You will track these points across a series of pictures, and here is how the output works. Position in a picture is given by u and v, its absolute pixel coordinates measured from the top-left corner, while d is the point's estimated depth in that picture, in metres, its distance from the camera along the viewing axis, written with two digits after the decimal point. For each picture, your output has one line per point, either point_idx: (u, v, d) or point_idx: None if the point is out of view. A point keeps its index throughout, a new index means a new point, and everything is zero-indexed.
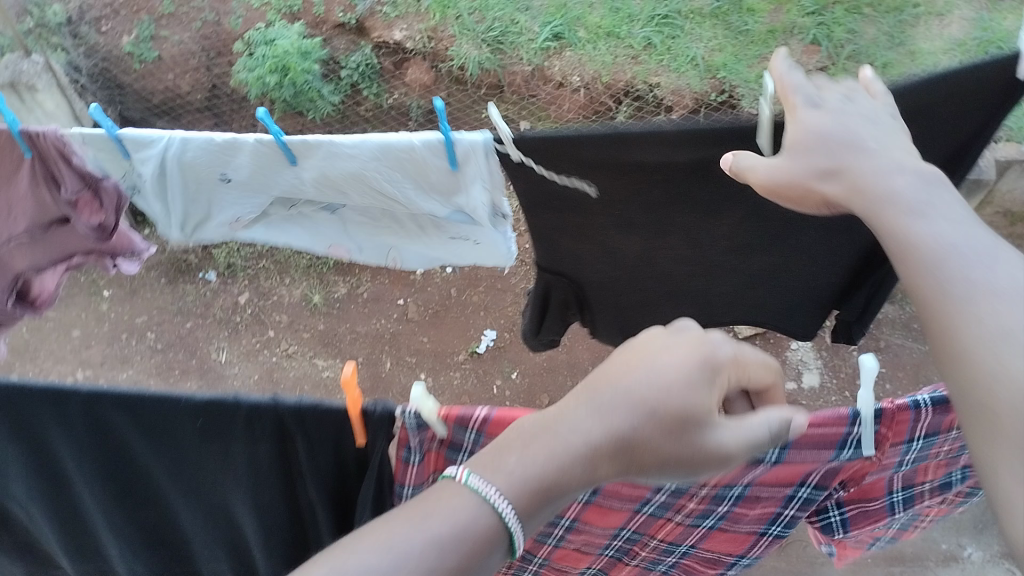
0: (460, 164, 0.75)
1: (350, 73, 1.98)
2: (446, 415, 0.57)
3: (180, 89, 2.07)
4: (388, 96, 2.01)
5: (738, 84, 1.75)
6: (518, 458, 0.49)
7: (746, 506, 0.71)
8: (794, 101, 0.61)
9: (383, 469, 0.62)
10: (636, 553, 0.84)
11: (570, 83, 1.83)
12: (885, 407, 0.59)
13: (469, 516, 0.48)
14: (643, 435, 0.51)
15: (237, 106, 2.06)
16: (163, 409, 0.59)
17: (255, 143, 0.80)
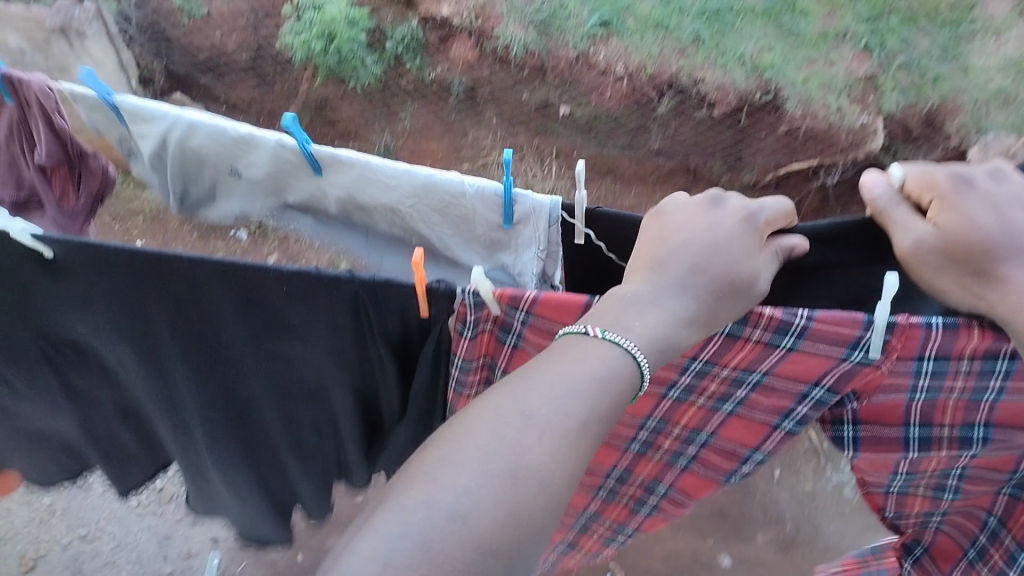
0: (515, 221, 0.65)
1: (395, 45, 1.98)
2: (501, 296, 0.53)
3: (226, 47, 2.07)
4: (431, 70, 1.99)
5: (784, 85, 1.74)
6: (642, 320, 0.48)
7: (763, 394, 0.65)
8: (942, 186, 0.52)
9: (438, 338, 0.58)
10: (657, 445, 0.78)
11: (614, 71, 1.81)
12: (897, 320, 0.53)
13: (608, 366, 0.48)
14: (700, 294, 0.49)
15: (280, 69, 2.08)
16: (253, 274, 0.57)
17: (276, 145, 0.66)
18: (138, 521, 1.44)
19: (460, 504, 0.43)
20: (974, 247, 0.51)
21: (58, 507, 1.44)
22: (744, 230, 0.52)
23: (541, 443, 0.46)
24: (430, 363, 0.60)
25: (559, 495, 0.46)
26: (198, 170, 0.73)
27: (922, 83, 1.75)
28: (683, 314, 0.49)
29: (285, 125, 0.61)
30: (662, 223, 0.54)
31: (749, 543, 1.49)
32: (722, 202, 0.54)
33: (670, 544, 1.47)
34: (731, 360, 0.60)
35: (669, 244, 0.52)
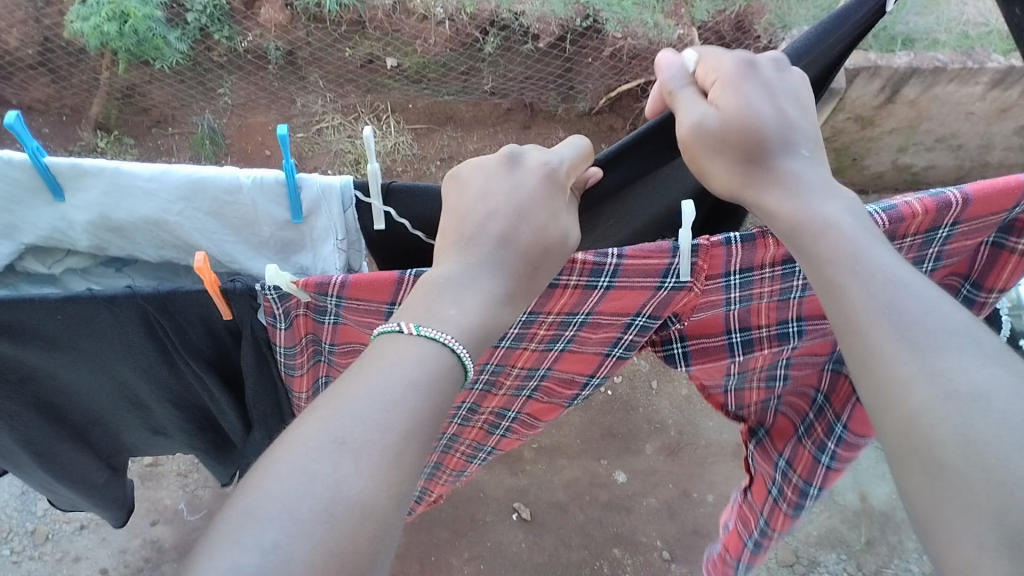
0: (303, 215, 0.63)
1: (197, 17, 1.83)
2: (304, 285, 0.54)
3: (6, 44, 1.86)
4: (242, 39, 1.87)
5: (601, 8, 1.76)
6: (456, 307, 0.49)
7: (590, 330, 0.69)
8: (718, 72, 0.56)
9: (255, 335, 0.60)
10: (502, 385, 0.78)
11: (434, 15, 1.77)
12: (701, 243, 0.58)
13: (423, 358, 0.47)
14: (510, 267, 0.52)
15: (74, 60, 1.90)
16: (23, 310, 0.56)
17: (4, 164, 0.60)
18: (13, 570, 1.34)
19: (269, 559, 0.37)
20: (754, 130, 0.53)
21: None
22: (547, 188, 0.54)
23: (360, 466, 0.41)
24: (256, 360, 0.63)
25: (392, 520, 0.41)
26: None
27: None
28: (496, 294, 0.51)
29: (9, 127, 0.53)
30: (469, 184, 0.55)
31: (639, 457, 1.56)
32: (519, 158, 0.55)
33: (568, 473, 1.52)
34: (554, 308, 0.64)
35: (473, 209, 0.53)
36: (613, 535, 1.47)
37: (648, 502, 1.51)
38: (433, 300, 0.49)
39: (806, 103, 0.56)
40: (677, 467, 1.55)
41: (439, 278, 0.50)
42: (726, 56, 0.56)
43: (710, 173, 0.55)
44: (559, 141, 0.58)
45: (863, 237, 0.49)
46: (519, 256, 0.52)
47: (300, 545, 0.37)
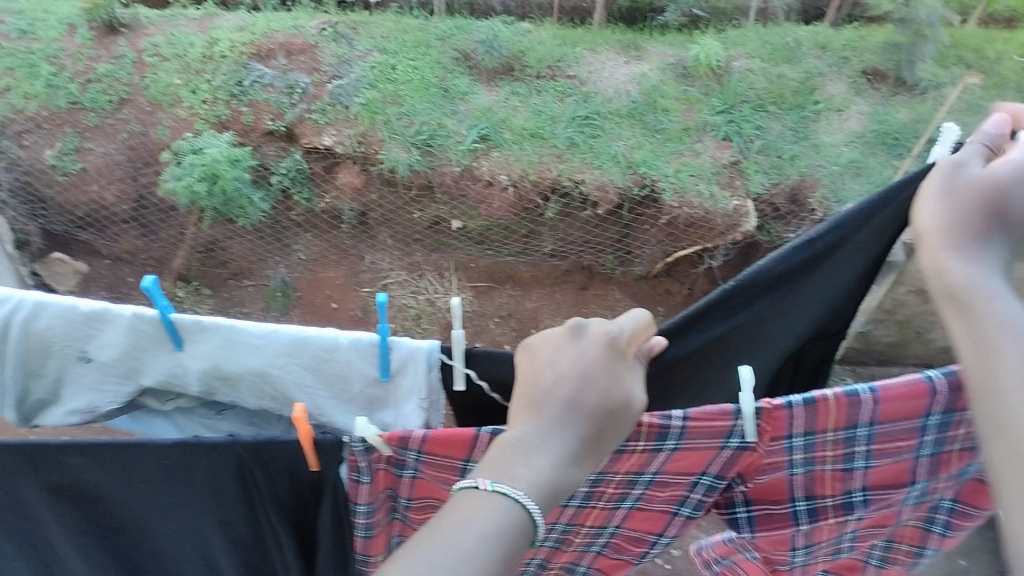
0: (393, 373, 0.65)
1: (281, 179, 1.98)
2: (388, 438, 0.59)
3: (105, 200, 2.02)
4: (320, 201, 2.01)
5: (658, 178, 1.84)
6: (529, 467, 0.50)
7: (658, 488, 0.70)
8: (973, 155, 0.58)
9: (336, 492, 0.61)
10: (551, 570, 0.81)
11: (499, 182, 1.87)
12: (764, 405, 0.61)
13: (495, 517, 0.48)
14: (582, 430, 0.52)
15: (165, 216, 2.05)
16: (133, 453, 0.59)
17: (131, 318, 0.65)
18: None
19: None
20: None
21: None
22: (608, 354, 0.55)
23: None
24: (332, 522, 0.63)
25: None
26: (43, 357, 0.68)
27: (781, 162, 1.88)
28: (565, 454, 0.51)
29: (145, 288, 0.60)
30: (542, 350, 0.55)
31: None
32: (582, 330, 0.56)
33: None
34: (623, 467, 0.65)
35: (547, 379, 0.53)
36: None
37: None
38: (512, 458, 0.50)
39: None
40: None
41: (510, 440, 0.51)
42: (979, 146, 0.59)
43: (926, 212, 0.56)
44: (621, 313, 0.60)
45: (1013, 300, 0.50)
46: (589, 421, 0.52)
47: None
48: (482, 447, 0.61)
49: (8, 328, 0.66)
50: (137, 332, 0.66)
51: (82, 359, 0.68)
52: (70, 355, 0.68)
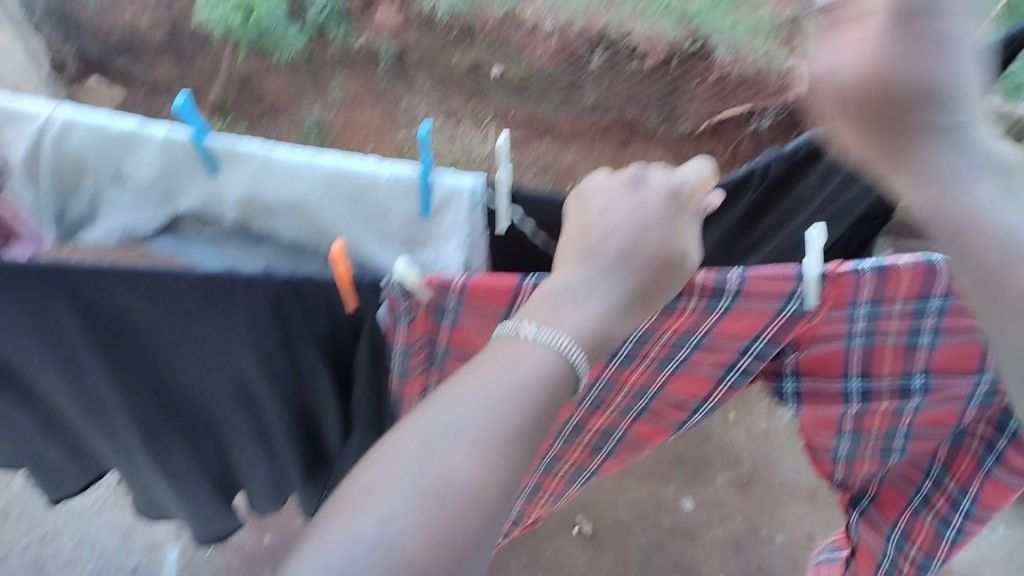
0: (433, 208, 0.64)
1: (317, 14, 1.94)
2: (428, 283, 0.57)
3: (139, 25, 1.98)
4: (357, 38, 1.99)
5: (713, 33, 1.74)
6: (572, 316, 0.54)
7: (705, 352, 0.69)
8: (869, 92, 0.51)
9: (373, 333, 0.63)
10: (584, 436, 0.88)
11: (544, 28, 1.79)
12: (830, 271, 0.57)
13: (537, 362, 0.53)
14: (629, 280, 0.55)
15: (199, 47, 2.00)
16: (165, 287, 0.58)
17: (165, 142, 0.64)
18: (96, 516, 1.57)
19: (384, 532, 0.47)
20: (894, 91, 0.47)
21: (12, 509, 1.57)
22: (667, 210, 0.57)
23: (464, 455, 0.50)
24: (370, 358, 0.65)
25: (494, 514, 0.50)
26: (78, 176, 0.67)
27: None
28: (611, 302, 0.55)
29: (177, 106, 0.58)
30: (601, 196, 0.58)
31: (710, 486, 1.68)
32: (642, 183, 0.58)
33: (637, 492, 1.66)
34: (671, 328, 0.65)
35: (602, 229, 0.57)
36: (675, 561, 1.60)
37: (714, 533, 1.63)
38: (564, 308, 0.54)
39: None
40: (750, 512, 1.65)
41: (559, 287, 0.55)
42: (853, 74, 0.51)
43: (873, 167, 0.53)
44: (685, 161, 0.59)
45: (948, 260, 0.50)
46: (641, 271, 0.55)
47: (413, 535, 0.47)
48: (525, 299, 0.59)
49: (41, 145, 0.65)
50: (171, 156, 0.65)
51: (117, 180, 0.67)
52: (104, 177, 0.67)
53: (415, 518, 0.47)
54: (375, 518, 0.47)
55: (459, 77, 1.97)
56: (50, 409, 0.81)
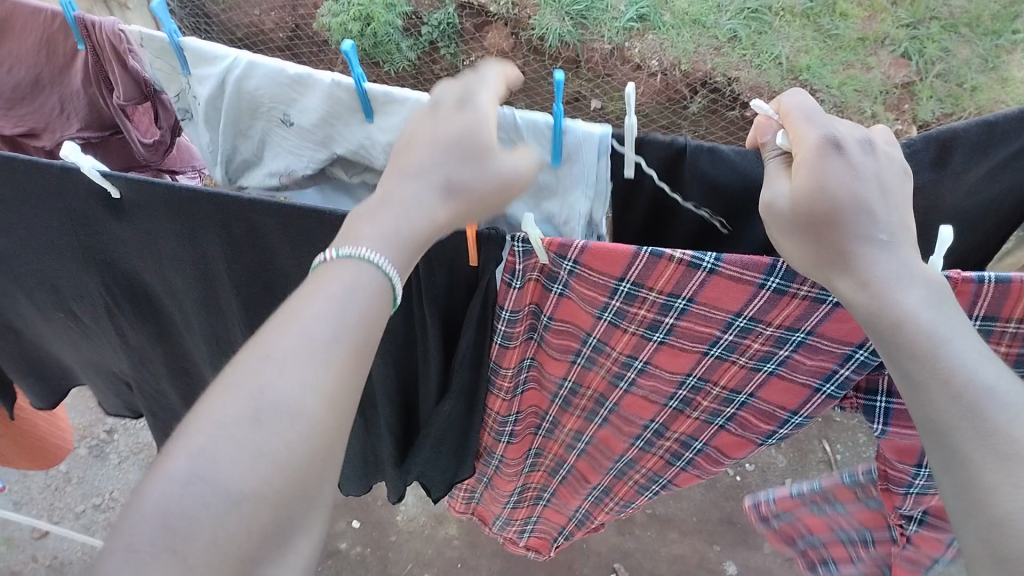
0: (562, 159, 0.61)
1: (431, 31, 1.95)
2: (549, 244, 0.56)
3: (264, 25, 2.10)
4: (465, 58, 1.97)
5: (819, 88, 1.73)
6: (373, 226, 0.48)
7: (806, 355, 0.65)
8: (807, 136, 0.51)
9: (487, 293, 0.63)
10: (660, 446, 0.87)
11: (648, 66, 1.79)
12: (951, 276, 0.51)
13: (359, 276, 0.46)
14: (429, 173, 0.50)
15: (316, 50, 2.08)
16: (310, 222, 0.60)
17: (330, 85, 0.63)
18: None
19: (197, 465, 0.39)
20: (828, 208, 0.49)
21: (74, 475, 1.74)
22: (457, 107, 0.52)
23: (292, 379, 0.42)
24: (478, 317, 0.65)
25: (334, 435, 0.42)
26: (252, 115, 0.70)
27: (959, 92, 1.72)
28: (416, 197, 0.50)
29: (344, 51, 0.56)
30: (424, 118, 0.53)
31: (756, 553, 1.65)
32: (471, 102, 0.52)
33: (676, 548, 1.65)
34: (777, 319, 0.61)
35: (413, 147, 0.51)
36: None
37: None
38: (358, 221, 0.49)
39: (871, 176, 0.50)
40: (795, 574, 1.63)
41: (360, 208, 0.50)
42: (819, 123, 0.51)
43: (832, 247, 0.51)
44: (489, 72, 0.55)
45: (941, 332, 0.46)
46: (439, 163, 0.50)
47: (230, 465, 0.39)
48: (640, 265, 0.57)
49: (225, 85, 0.67)
50: (334, 97, 0.64)
51: (285, 122, 0.69)
52: (276, 119, 0.70)
53: (230, 450, 0.39)
54: (183, 459, 0.39)
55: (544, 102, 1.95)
56: (179, 346, 0.87)
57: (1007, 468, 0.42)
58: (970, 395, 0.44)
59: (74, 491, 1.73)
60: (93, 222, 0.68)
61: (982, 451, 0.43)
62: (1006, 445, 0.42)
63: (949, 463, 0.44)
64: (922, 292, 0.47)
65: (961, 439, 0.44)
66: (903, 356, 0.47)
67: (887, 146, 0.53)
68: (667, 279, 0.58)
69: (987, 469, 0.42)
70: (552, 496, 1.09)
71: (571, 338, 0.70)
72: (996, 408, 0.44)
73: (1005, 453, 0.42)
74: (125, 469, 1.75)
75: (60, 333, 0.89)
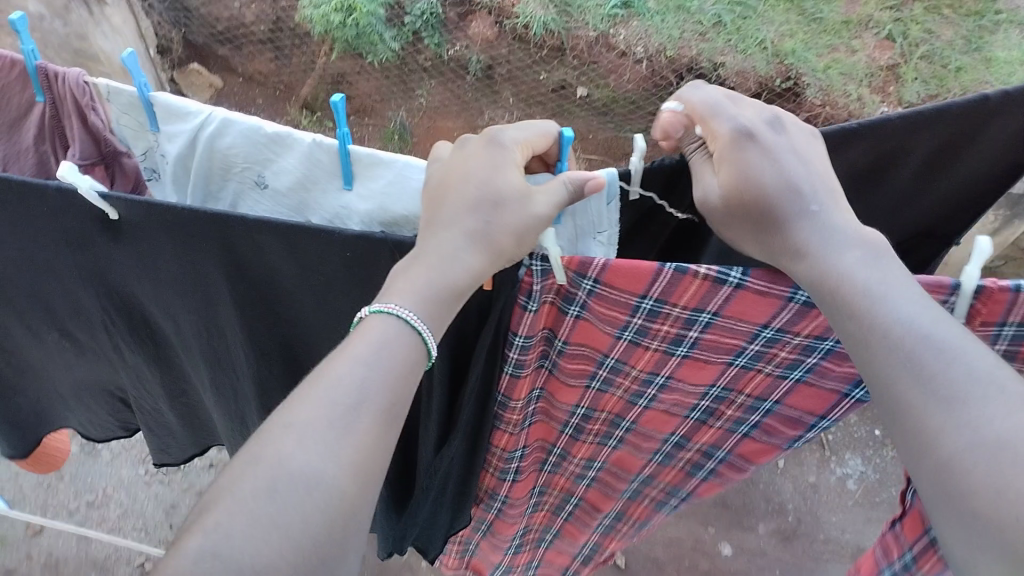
0: (567, 217, 0.61)
1: (414, 20, 1.89)
2: (568, 262, 0.56)
3: (245, 18, 2.07)
4: (449, 48, 1.92)
5: (805, 72, 1.72)
6: (404, 279, 0.52)
7: (836, 361, 0.66)
8: (719, 127, 0.58)
9: (499, 319, 0.63)
10: (681, 458, 0.91)
11: (633, 53, 1.76)
12: (988, 284, 0.52)
13: (390, 332, 0.52)
14: (463, 221, 0.54)
15: (298, 42, 2.06)
16: (316, 241, 0.60)
17: (311, 146, 0.62)
18: (144, 489, 1.72)
19: (213, 542, 0.43)
20: (751, 194, 0.54)
21: (66, 473, 1.74)
22: (489, 151, 0.56)
23: (310, 446, 0.47)
24: (491, 344, 0.65)
25: (354, 502, 0.47)
26: (224, 175, 0.69)
27: (943, 73, 1.73)
28: (444, 250, 0.53)
29: (334, 105, 0.56)
30: (456, 157, 0.58)
31: (751, 534, 1.68)
32: (500, 140, 0.57)
33: (672, 531, 1.67)
34: (804, 330, 0.62)
35: (450, 188, 0.55)
36: None
37: None
38: (398, 278, 0.53)
39: (788, 152, 0.56)
40: (789, 555, 1.66)
41: (395, 268, 0.54)
42: (720, 109, 0.58)
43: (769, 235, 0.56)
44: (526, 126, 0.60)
45: (877, 291, 0.49)
46: (470, 211, 0.54)
47: (245, 538, 0.43)
48: (662, 282, 0.56)
49: (196, 142, 0.65)
50: (313, 160, 0.64)
51: (258, 184, 0.68)
52: (248, 179, 0.69)
53: (243, 522, 0.44)
54: (199, 536, 0.43)
55: (525, 89, 1.94)
56: (175, 366, 0.87)
57: (949, 411, 0.45)
58: (910, 345, 0.47)
59: (67, 488, 1.72)
60: (90, 240, 0.67)
61: (926, 400, 0.46)
62: (944, 388, 0.46)
63: (899, 416, 0.47)
64: (859, 253, 0.51)
65: (905, 390, 0.47)
66: (841, 313, 0.50)
67: (795, 117, 0.59)
68: (692, 295, 0.58)
69: (935, 412, 0.46)
70: (555, 537, 1.15)
71: (587, 361, 0.70)
72: (936, 353, 0.46)
73: (945, 396, 0.46)
74: (118, 465, 1.75)
75: (53, 355, 0.88)
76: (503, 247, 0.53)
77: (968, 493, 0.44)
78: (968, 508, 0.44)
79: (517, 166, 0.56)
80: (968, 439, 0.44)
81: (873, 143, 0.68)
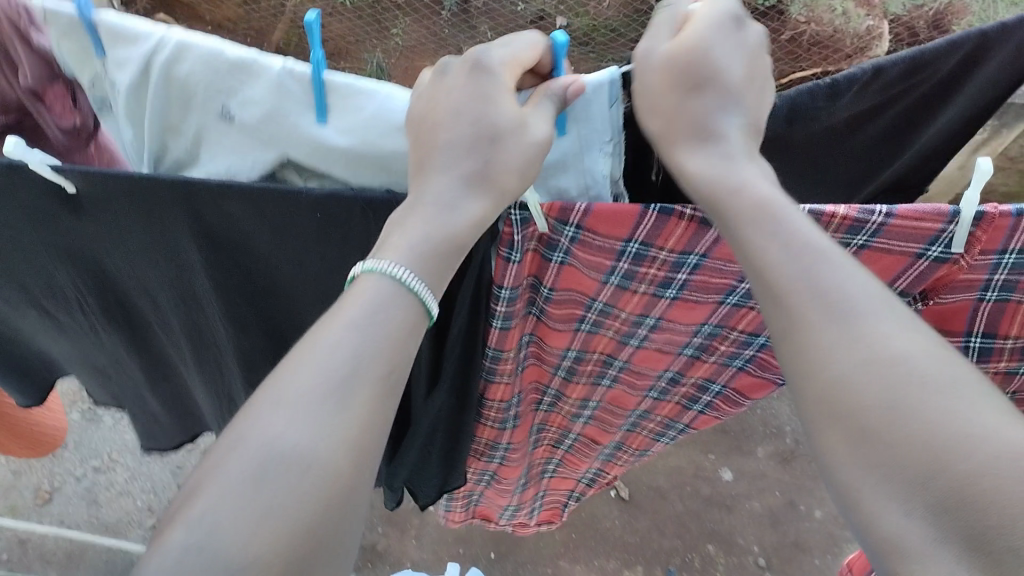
0: (570, 125, 0.56)
1: None
2: (548, 210, 0.56)
3: None
4: None
5: None
6: (402, 236, 0.52)
7: None
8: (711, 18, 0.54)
9: (480, 270, 0.64)
10: (676, 392, 0.90)
11: None
12: (988, 210, 0.54)
13: (383, 294, 0.51)
14: (463, 163, 0.53)
15: None
16: (283, 206, 0.60)
17: (281, 73, 0.57)
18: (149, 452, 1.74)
19: (198, 536, 0.41)
20: (696, 82, 0.53)
21: (69, 441, 1.75)
22: (473, 81, 0.54)
23: (304, 422, 0.45)
24: (473, 293, 0.66)
25: (350, 483, 0.45)
26: (183, 107, 0.62)
27: None
28: (447, 190, 0.53)
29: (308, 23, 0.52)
30: (437, 86, 0.55)
31: (750, 458, 1.72)
32: (486, 63, 0.54)
33: (671, 460, 1.72)
34: None
35: (436, 124, 0.53)
36: (709, 531, 1.64)
37: (750, 506, 1.67)
38: (394, 230, 0.53)
39: (749, 71, 0.55)
40: (788, 476, 1.70)
41: (394, 216, 0.54)
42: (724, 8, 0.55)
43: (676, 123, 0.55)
44: (514, 33, 0.56)
45: (778, 206, 0.50)
46: (470, 152, 0.53)
47: (232, 530, 0.41)
48: (647, 225, 0.57)
49: (149, 69, 0.59)
50: (287, 91, 0.58)
51: (224, 116, 0.61)
52: (211, 111, 0.62)
53: (229, 511, 0.42)
54: (182, 529, 0.42)
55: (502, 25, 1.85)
56: (153, 344, 0.89)
57: (843, 325, 0.46)
58: (806, 255, 0.48)
59: (72, 455, 1.74)
60: (51, 216, 0.66)
61: (820, 312, 0.47)
62: (842, 304, 0.47)
63: (793, 335, 0.48)
64: (762, 171, 0.52)
65: (802, 307, 0.47)
66: (731, 214, 0.50)
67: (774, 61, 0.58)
68: (678, 236, 0.59)
69: (825, 330, 0.46)
70: (558, 467, 1.17)
71: (576, 304, 0.71)
72: (830, 269, 0.48)
73: (841, 312, 0.46)
74: (121, 430, 1.77)
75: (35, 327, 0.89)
76: (508, 186, 0.53)
77: (860, 408, 0.44)
78: (864, 422, 0.44)
79: (509, 92, 0.54)
80: (863, 353, 0.45)
81: (873, 85, 0.64)
